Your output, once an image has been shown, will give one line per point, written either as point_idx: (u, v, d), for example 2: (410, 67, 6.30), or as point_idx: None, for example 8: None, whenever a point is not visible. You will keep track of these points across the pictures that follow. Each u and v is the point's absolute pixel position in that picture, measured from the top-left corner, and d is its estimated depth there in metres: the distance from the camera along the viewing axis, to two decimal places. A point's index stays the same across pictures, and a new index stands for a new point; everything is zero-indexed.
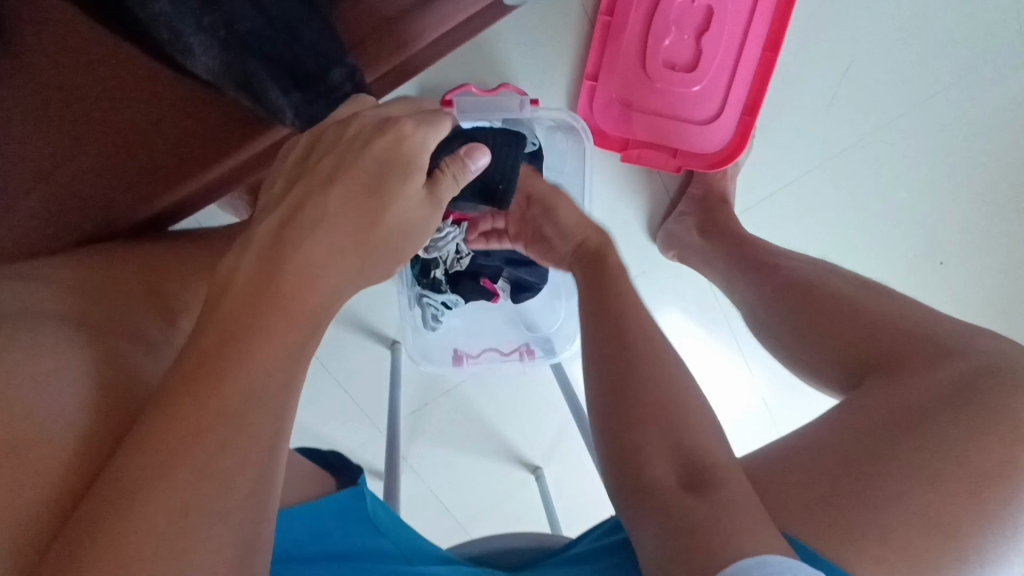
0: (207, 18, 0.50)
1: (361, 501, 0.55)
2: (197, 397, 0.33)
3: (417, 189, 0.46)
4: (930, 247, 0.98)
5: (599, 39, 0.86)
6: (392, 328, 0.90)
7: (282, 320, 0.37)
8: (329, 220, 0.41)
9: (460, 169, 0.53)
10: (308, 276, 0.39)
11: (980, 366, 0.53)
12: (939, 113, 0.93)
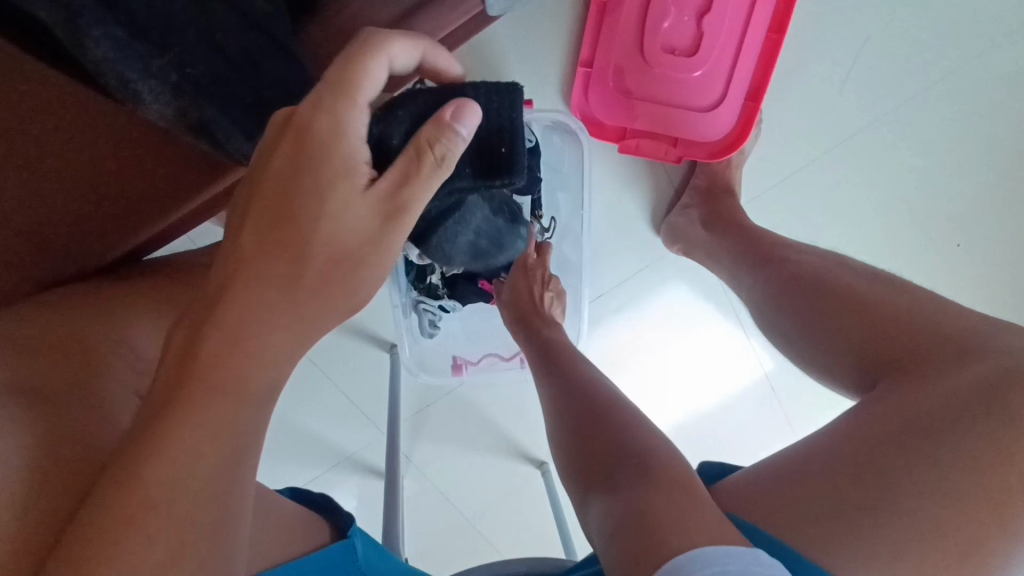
0: (155, 62, 0.50)
1: (350, 554, 0.52)
2: (126, 487, 0.33)
3: (360, 208, 0.40)
4: (951, 228, 0.91)
5: (594, 23, 0.81)
6: (390, 332, 0.91)
7: (212, 398, 0.36)
8: (257, 272, 0.39)
9: (444, 143, 0.40)
10: (234, 335, 0.38)
11: (1003, 368, 0.51)
12: (962, 87, 0.87)
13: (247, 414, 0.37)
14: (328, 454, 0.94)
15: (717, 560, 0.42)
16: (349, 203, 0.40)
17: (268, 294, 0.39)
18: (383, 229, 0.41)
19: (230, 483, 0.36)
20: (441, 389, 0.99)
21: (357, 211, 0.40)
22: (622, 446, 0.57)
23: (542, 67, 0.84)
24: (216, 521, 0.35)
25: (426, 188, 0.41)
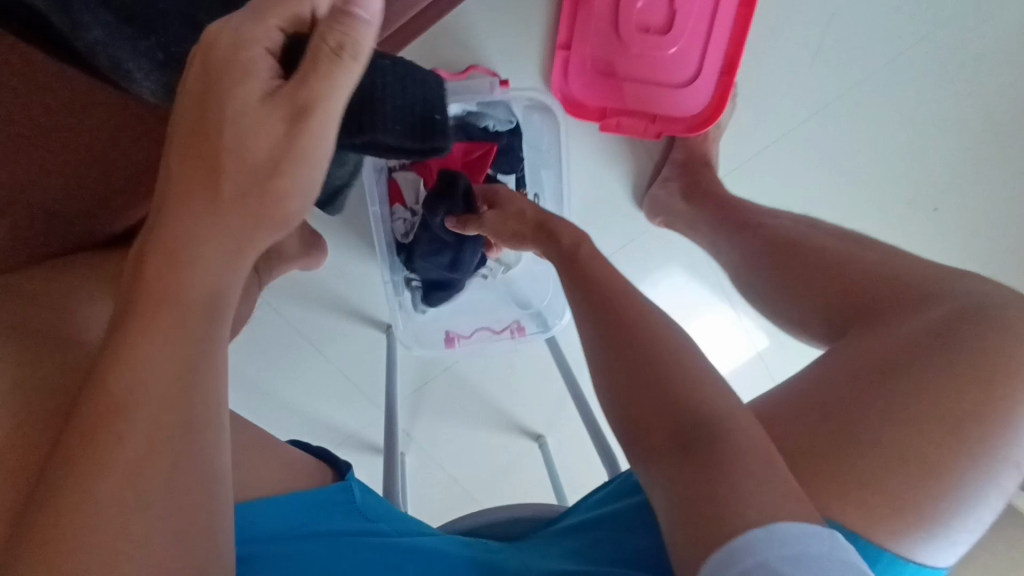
0: (143, 43, 0.55)
1: (349, 495, 0.54)
2: (79, 447, 0.28)
3: (263, 115, 0.34)
4: (923, 193, 0.95)
5: (569, 6, 0.82)
6: (384, 312, 0.95)
7: (157, 320, 0.32)
8: (169, 202, 0.34)
9: (341, 30, 0.34)
10: (160, 270, 0.33)
11: (964, 308, 0.54)
12: (939, 53, 0.88)
13: (200, 329, 0.33)
14: (328, 431, 0.99)
15: (804, 546, 0.35)
16: (254, 111, 0.34)
17: (186, 221, 0.34)
18: (297, 138, 0.35)
19: (201, 434, 0.31)
20: (438, 366, 1.02)
21: (264, 119, 0.34)
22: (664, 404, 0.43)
23: (518, 50, 0.86)
24: (192, 477, 0.30)
25: (329, 86, 0.35)
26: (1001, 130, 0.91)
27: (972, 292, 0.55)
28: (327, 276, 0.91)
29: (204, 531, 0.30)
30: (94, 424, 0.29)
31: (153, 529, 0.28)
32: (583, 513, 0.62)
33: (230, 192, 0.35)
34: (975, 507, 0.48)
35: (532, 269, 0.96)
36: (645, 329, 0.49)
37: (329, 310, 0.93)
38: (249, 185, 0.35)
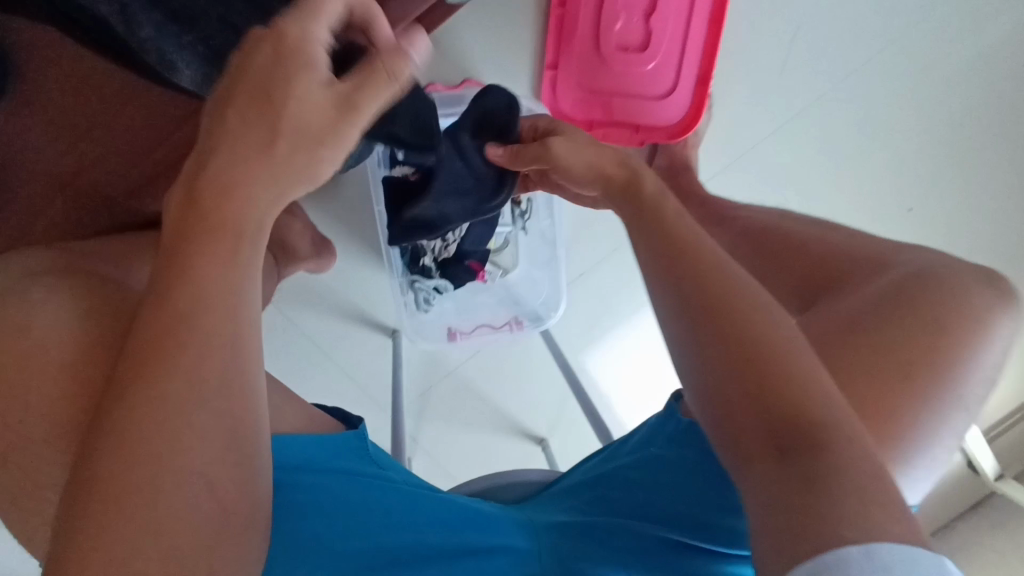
0: (186, 36, 0.56)
1: (363, 442, 0.59)
2: (158, 348, 0.36)
3: (319, 99, 0.41)
4: (889, 196, 1.03)
5: (554, 29, 0.89)
6: (390, 317, 1.00)
7: (218, 242, 0.38)
8: (228, 148, 0.39)
9: (398, 63, 0.44)
10: (212, 208, 0.39)
11: (915, 271, 0.59)
12: (901, 65, 0.96)
13: (247, 253, 0.40)
14: None
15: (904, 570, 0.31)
16: (311, 94, 0.40)
17: (237, 166, 0.39)
18: (344, 123, 0.42)
19: (245, 344, 0.39)
20: (441, 370, 1.05)
21: (319, 103, 0.41)
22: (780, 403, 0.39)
23: (508, 65, 0.93)
24: (238, 388, 0.38)
25: (377, 91, 0.43)
26: (960, 136, 0.99)
27: (918, 262, 0.60)
28: (334, 283, 0.96)
29: (246, 428, 0.37)
30: (169, 335, 0.36)
31: (209, 418, 0.36)
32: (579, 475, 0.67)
33: (283, 154, 0.40)
34: (928, 442, 0.54)
35: (530, 268, 1.00)
36: (728, 283, 0.44)
37: (335, 316, 0.98)
38: (297, 148, 0.40)
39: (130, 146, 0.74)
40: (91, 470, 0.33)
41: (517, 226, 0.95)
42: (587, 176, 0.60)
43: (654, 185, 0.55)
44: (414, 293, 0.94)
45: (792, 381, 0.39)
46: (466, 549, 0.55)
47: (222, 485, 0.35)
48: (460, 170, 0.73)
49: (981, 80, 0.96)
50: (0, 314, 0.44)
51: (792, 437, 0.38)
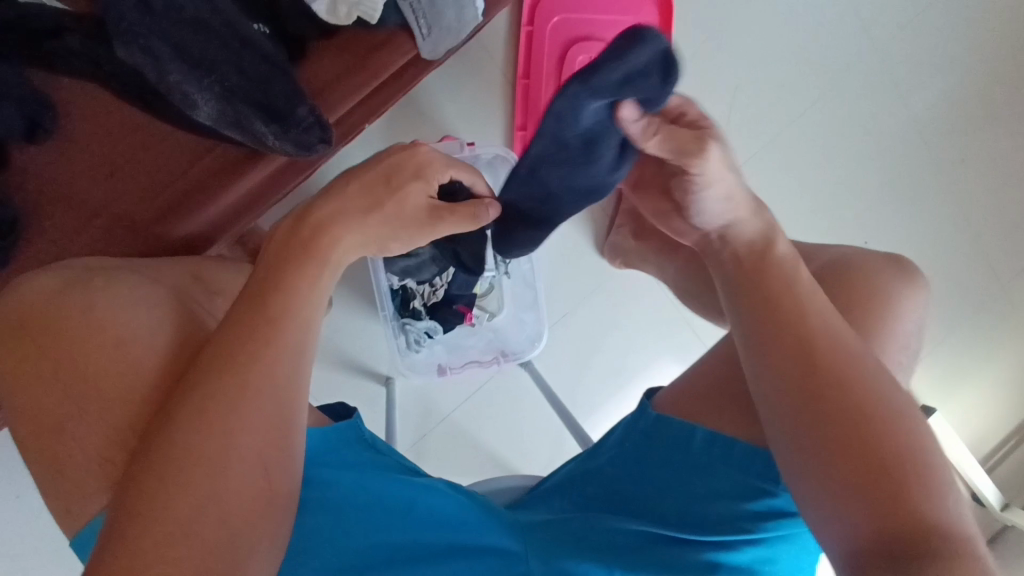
0: (204, 79, 0.68)
1: (359, 430, 0.61)
2: (241, 346, 0.45)
3: (415, 202, 0.57)
4: (841, 229, 1.12)
5: (521, 97, 0.98)
6: (384, 365, 1.04)
7: (304, 272, 0.50)
8: (342, 207, 0.53)
9: (484, 210, 0.61)
10: (314, 240, 0.51)
11: (835, 258, 0.63)
12: (824, 120, 1.10)
13: (320, 282, 0.51)
14: None
15: None
16: (416, 203, 0.57)
17: (337, 224, 0.52)
18: (425, 228, 0.58)
19: (299, 350, 0.48)
20: (434, 417, 1.07)
21: (415, 207, 0.57)
22: (895, 487, 0.48)
23: (480, 121, 1.00)
24: (296, 391, 0.47)
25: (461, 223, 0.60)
26: (885, 174, 1.12)
27: (835, 255, 0.64)
28: (332, 336, 1.02)
29: (294, 425, 0.46)
30: (255, 338, 0.46)
31: (270, 411, 0.45)
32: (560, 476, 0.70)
33: (373, 226, 0.54)
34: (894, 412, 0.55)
35: (515, 308, 1.04)
36: (817, 334, 0.54)
37: (332, 365, 1.02)
38: (381, 226, 0.55)
39: (158, 176, 0.80)
40: (175, 435, 0.42)
41: (499, 270, 0.99)
42: (725, 211, 0.62)
43: (786, 250, 0.60)
44: (405, 335, 0.98)
45: (858, 402, 0.51)
46: (457, 548, 0.55)
47: (273, 468, 0.44)
48: (572, 135, 0.66)
49: (895, 125, 1.11)
50: (89, 295, 0.50)
51: (852, 452, 0.49)
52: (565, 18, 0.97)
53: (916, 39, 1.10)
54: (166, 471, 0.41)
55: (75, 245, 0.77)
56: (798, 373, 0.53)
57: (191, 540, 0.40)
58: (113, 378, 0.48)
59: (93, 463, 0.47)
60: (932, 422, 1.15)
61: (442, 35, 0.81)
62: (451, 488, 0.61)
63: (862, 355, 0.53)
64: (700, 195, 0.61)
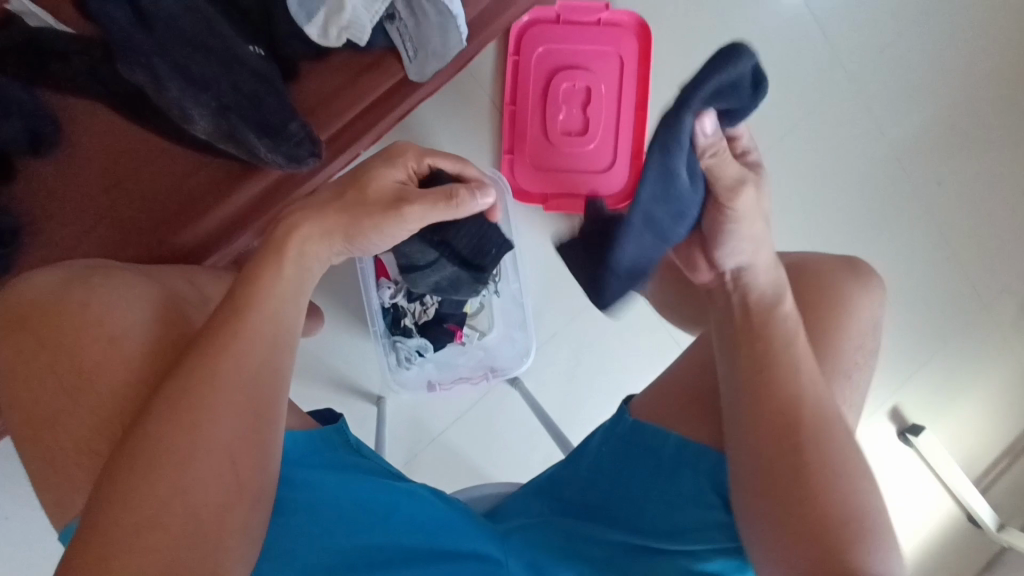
0: (200, 95, 0.71)
1: (343, 435, 0.65)
2: (213, 352, 0.51)
3: (384, 186, 0.59)
4: (822, 246, 1.14)
5: (508, 123, 1.02)
6: (375, 385, 1.05)
7: (275, 282, 0.55)
8: (311, 211, 0.58)
9: (462, 194, 0.59)
10: (284, 248, 0.56)
11: (794, 258, 0.68)
12: (804, 141, 1.13)
13: (292, 290, 0.57)
14: None
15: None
16: (384, 181, 0.59)
17: (300, 228, 0.57)
18: (389, 211, 0.57)
19: (272, 353, 0.54)
20: (425, 438, 1.06)
21: (383, 190, 0.59)
22: (828, 497, 0.54)
23: (470, 145, 1.04)
24: (269, 389, 0.53)
25: (428, 204, 0.58)
26: (864, 192, 1.15)
27: (794, 256, 0.68)
28: (324, 356, 1.03)
29: (264, 425, 0.51)
30: (227, 341, 0.52)
31: (238, 411, 0.50)
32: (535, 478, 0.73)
33: (337, 216, 0.58)
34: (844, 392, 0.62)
35: (506, 327, 1.05)
36: (773, 354, 0.58)
37: (323, 384, 1.03)
38: (344, 219, 0.58)
39: (153, 188, 0.84)
40: (149, 430, 0.48)
41: (490, 290, 1.01)
42: (746, 253, 0.58)
43: (792, 309, 0.59)
44: (395, 352, 0.99)
45: (819, 483, 0.54)
46: (440, 553, 0.60)
47: (240, 462, 0.49)
48: (674, 185, 0.54)
49: (872, 149, 1.14)
50: (88, 292, 0.55)
51: (808, 532, 0.53)
52: (550, 48, 1.01)
53: (891, 68, 1.14)
54: (138, 460, 0.47)
55: (74, 251, 0.82)
56: (773, 449, 0.56)
57: (164, 519, 0.46)
58: (105, 370, 0.53)
59: (80, 456, 0.52)
60: (921, 441, 1.16)
61: (426, 58, 0.85)
62: (432, 491, 0.65)
63: (839, 432, 0.56)
64: (724, 234, 0.57)
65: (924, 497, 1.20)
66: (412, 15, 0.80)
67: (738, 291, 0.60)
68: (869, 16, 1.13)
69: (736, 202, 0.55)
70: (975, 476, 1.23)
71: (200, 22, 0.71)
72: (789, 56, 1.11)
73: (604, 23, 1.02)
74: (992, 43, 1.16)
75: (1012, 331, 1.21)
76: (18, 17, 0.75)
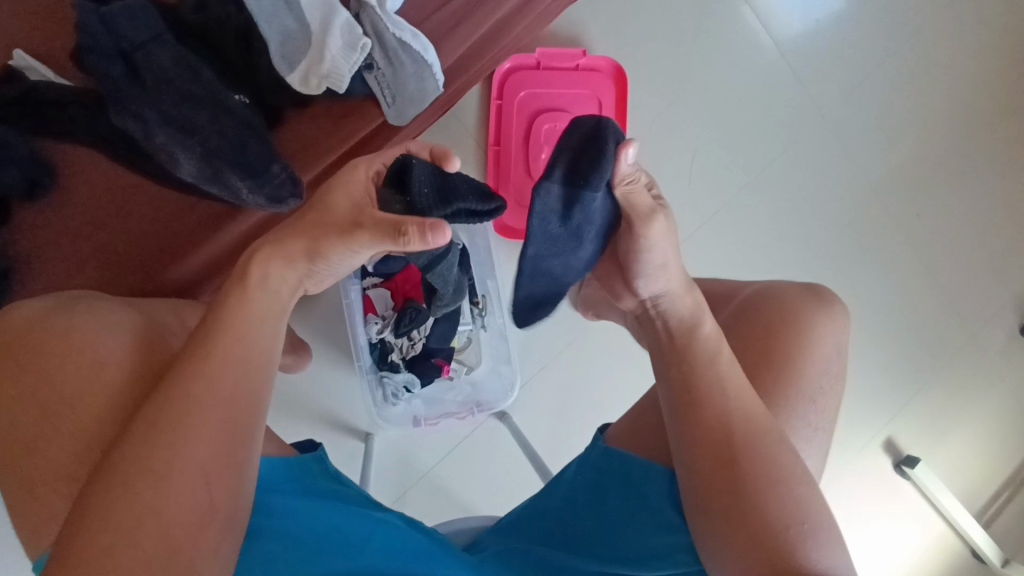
0: (188, 141, 0.78)
1: (323, 464, 0.68)
2: (189, 376, 0.53)
3: (341, 206, 0.59)
4: (803, 277, 1.16)
5: (492, 163, 1.06)
6: (363, 421, 1.05)
7: (252, 304, 0.58)
8: (279, 239, 0.60)
9: (412, 240, 0.53)
10: (257, 274, 0.59)
11: (762, 290, 0.74)
12: (781, 175, 1.16)
13: (269, 313, 0.59)
14: None
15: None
16: (337, 201, 0.59)
17: (269, 258, 0.59)
18: (339, 237, 0.57)
19: (247, 376, 0.55)
20: (415, 474, 1.06)
21: (340, 206, 0.59)
22: (776, 504, 0.57)
23: None
24: (244, 409, 0.54)
25: (375, 236, 0.55)
26: (844, 223, 1.18)
27: (762, 287, 0.75)
28: (313, 392, 1.04)
29: (241, 446, 0.53)
30: (203, 365, 0.53)
31: (213, 431, 0.52)
32: (515, 513, 0.75)
33: (295, 245, 0.59)
34: (803, 410, 0.67)
35: (494, 361, 1.06)
36: (713, 379, 0.61)
37: (312, 420, 1.04)
38: (302, 249, 0.59)
39: (144, 223, 0.87)
40: (124, 451, 0.49)
41: (477, 325, 1.02)
42: (663, 281, 0.65)
43: (711, 330, 0.63)
44: (382, 387, 1.00)
45: (756, 493, 0.57)
46: None
47: (214, 483, 0.51)
48: (560, 229, 0.68)
49: (849, 182, 1.17)
50: (73, 321, 0.58)
51: (748, 543, 0.56)
52: (531, 92, 1.06)
53: (862, 104, 1.18)
54: (113, 479, 0.48)
55: (67, 285, 0.85)
56: (709, 466, 0.59)
57: (138, 539, 0.47)
58: (87, 396, 0.55)
59: (59, 482, 0.54)
60: (918, 472, 1.14)
61: (405, 103, 0.90)
62: (408, 523, 0.68)
63: (774, 444, 0.59)
64: (641, 260, 0.65)
65: (926, 531, 1.17)
66: (390, 65, 0.87)
67: (660, 315, 0.67)
68: (838, 56, 1.17)
69: (647, 229, 0.63)
70: (978, 510, 1.20)
71: (190, 75, 0.79)
72: (761, 95, 1.15)
73: (582, 68, 1.07)
74: (962, 79, 1.20)
75: (1002, 359, 1.21)
76: (21, 72, 0.82)
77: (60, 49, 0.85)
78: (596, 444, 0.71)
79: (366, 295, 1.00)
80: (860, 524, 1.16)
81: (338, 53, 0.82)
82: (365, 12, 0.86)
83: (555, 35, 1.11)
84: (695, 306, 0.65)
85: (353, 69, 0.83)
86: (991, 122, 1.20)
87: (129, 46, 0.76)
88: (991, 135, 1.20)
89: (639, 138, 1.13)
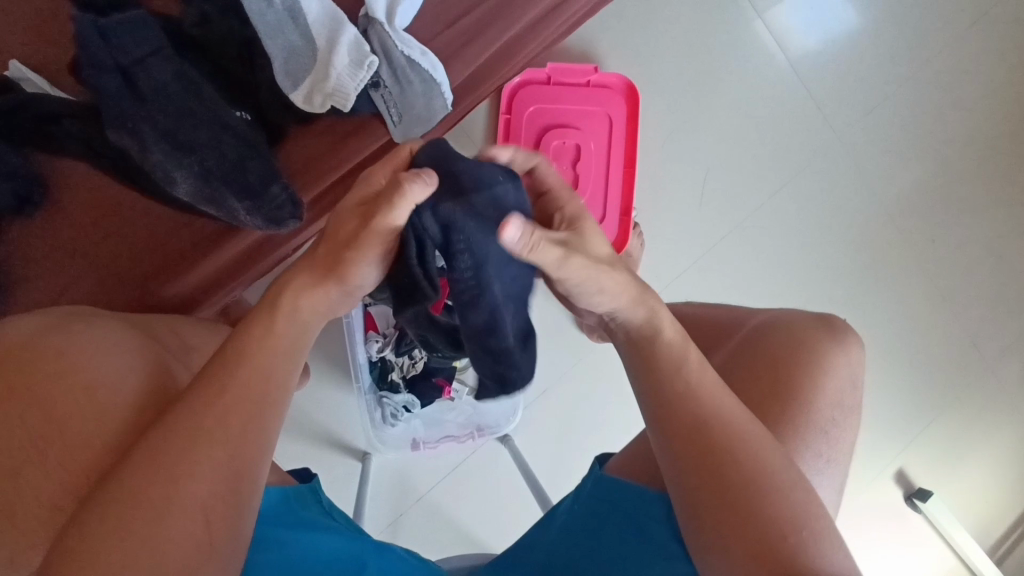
0: (184, 158, 0.77)
1: (316, 496, 0.63)
2: (201, 409, 0.49)
3: (349, 217, 0.53)
4: (814, 302, 1.14)
5: None
6: (361, 441, 1.03)
7: (277, 323, 0.54)
8: (296, 269, 0.56)
9: (402, 185, 0.48)
10: (281, 298, 0.54)
11: (772, 317, 0.72)
12: (793, 198, 1.13)
13: (286, 339, 0.54)
14: None
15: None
16: (351, 205, 0.53)
17: (294, 280, 0.55)
18: (360, 230, 0.51)
19: (270, 409, 0.52)
20: (412, 493, 1.03)
21: (350, 216, 0.53)
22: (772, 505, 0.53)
23: None
24: (260, 452, 0.51)
25: (390, 207, 0.49)
26: (856, 249, 1.15)
27: (772, 315, 0.72)
28: (310, 409, 1.02)
29: (247, 485, 0.49)
30: (216, 398, 0.50)
31: (218, 467, 0.48)
32: (515, 543, 0.73)
33: (325, 257, 0.54)
34: (815, 441, 0.64)
35: None
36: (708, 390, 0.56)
37: (308, 437, 1.02)
38: (329, 259, 0.54)
39: (147, 234, 0.86)
40: (124, 478, 0.46)
41: None
42: (609, 302, 0.57)
43: (674, 334, 0.58)
44: (381, 408, 0.97)
45: (750, 502, 0.53)
46: None
47: (215, 524, 0.47)
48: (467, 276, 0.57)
49: (863, 206, 1.15)
50: (64, 336, 0.56)
51: (748, 564, 0.52)
52: (540, 107, 1.04)
53: (879, 127, 1.15)
54: (113, 516, 0.44)
55: (68, 295, 0.84)
56: (697, 475, 0.55)
57: None
58: (72, 418, 0.52)
59: (43, 508, 0.51)
60: (930, 506, 1.11)
61: (412, 122, 0.89)
62: (407, 552, 0.67)
63: (753, 471, 0.54)
64: (579, 295, 0.55)
65: (937, 567, 1.14)
66: (396, 83, 0.86)
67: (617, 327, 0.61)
68: (853, 79, 1.15)
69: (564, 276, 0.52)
70: (991, 546, 1.16)
71: (191, 91, 0.78)
72: (773, 117, 1.13)
73: (593, 84, 1.04)
74: (980, 104, 1.17)
75: (1016, 388, 1.18)
76: (15, 83, 0.80)
77: (63, 61, 0.84)
78: (592, 471, 0.68)
79: (368, 312, 0.95)
80: (872, 559, 1.13)
81: (343, 70, 0.81)
82: (373, 28, 0.85)
83: (566, 50, 1.09)
84: (649, 315, 0.58)
85: (359, 87, 0.82)
86: (1007, 147, 1.18)
87: (127, 60, 0.74)
88: (1009, 161, 1.18)
89: (649, 155, 1.11)
